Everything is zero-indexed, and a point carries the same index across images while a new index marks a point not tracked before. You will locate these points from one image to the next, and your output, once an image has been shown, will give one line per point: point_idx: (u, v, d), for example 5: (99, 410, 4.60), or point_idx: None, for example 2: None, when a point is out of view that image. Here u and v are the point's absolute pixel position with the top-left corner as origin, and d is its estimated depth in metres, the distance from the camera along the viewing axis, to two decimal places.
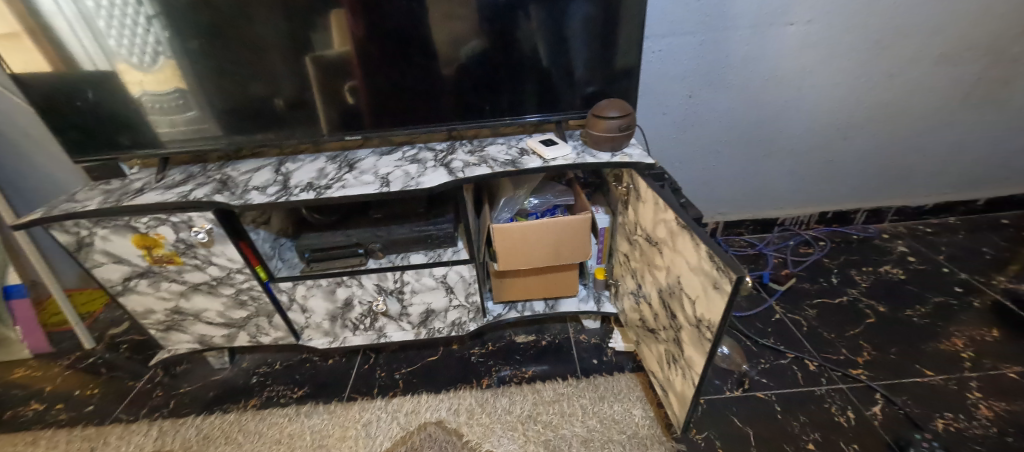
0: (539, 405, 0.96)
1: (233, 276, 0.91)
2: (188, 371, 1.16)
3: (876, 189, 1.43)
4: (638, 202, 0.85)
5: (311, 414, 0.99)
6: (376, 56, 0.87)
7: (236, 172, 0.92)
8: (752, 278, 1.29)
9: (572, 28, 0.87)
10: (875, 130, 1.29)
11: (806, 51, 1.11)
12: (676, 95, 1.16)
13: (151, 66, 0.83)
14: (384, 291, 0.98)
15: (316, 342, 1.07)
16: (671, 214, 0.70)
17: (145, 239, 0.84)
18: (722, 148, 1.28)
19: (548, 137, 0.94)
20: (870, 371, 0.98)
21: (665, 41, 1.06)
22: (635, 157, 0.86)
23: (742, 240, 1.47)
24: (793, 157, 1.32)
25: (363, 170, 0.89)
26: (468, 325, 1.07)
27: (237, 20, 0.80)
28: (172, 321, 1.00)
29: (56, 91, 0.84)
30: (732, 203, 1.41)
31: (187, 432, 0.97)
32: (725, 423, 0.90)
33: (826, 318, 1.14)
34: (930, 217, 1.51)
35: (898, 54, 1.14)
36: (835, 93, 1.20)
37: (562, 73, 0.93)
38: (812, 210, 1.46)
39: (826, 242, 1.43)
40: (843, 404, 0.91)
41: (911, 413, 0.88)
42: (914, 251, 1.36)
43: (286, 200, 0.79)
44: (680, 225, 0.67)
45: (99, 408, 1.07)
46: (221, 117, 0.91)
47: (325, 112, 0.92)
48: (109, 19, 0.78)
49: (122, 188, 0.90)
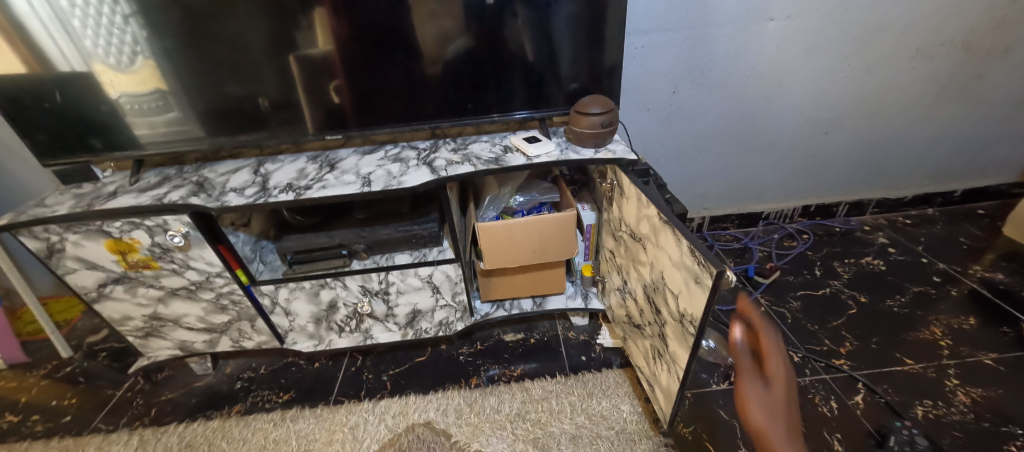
0: (528, 403, 0.96)
1: (212, 280, 0.89)
2: (169, 378, 1.13)
3: (857, 182, 1.46)
4: (622, 198, 0.85)
5: (297, 418, 0.98)
6: (359, 55, 0.85)
7: (213, 173, 0.90)
8: (737, 272, 1.31)
9: (556, 25, 0.87)
10: (855, 124, 1.31)
11: (786, 47, 1.12)
12: (660, 91, 1.16)
13: (129, 66, 0.81)
14: (369, 292, 0.97)
15: (301, 345, 1.05)
16: (654, 212, 0.71)
17: (119, 243, 0.81)
18: (707, 144, 1.29)
19: (532, 134, 0.93)
20: (852, 361, 0.99)
21: (648, 37, 1.06)
22: (619, 153, 0.86)
23: (728, 234, 1.49)
24: (776, 152, 1.33)
25: (344, 170, 0.88)
26: (456, 324, 1.06)
27: (214, 19, 0.78)
28: (151, 328, 0.98)
29: (23, 92, 0.81)
30: (718, 198, 1.43)
31: (169, 440, 0.95)
32: (712, 416, 0.90)
33: (810, 310, 1.15)
34: (910, 208, 1.54)
35: (876, 50, 1.16)
36: (815, 89, 1.21)
37: (547, 70, 0.92)
38: (795, 204, 1.47)
39: (810, 235, 1.45)
40: (827, 394, 0.93)
41: (891, 402, 0.89)
42: (894, 243, 1.39)
43: (265, 201, 0.78)
44: (662, 221, 0.68)
45: (77, 418, 1.04)
46: (201, 118, 0.88)
47: (309, 112, 0.91)
48: (85, 19, 0.76)
49: (94, 192, 0.87)
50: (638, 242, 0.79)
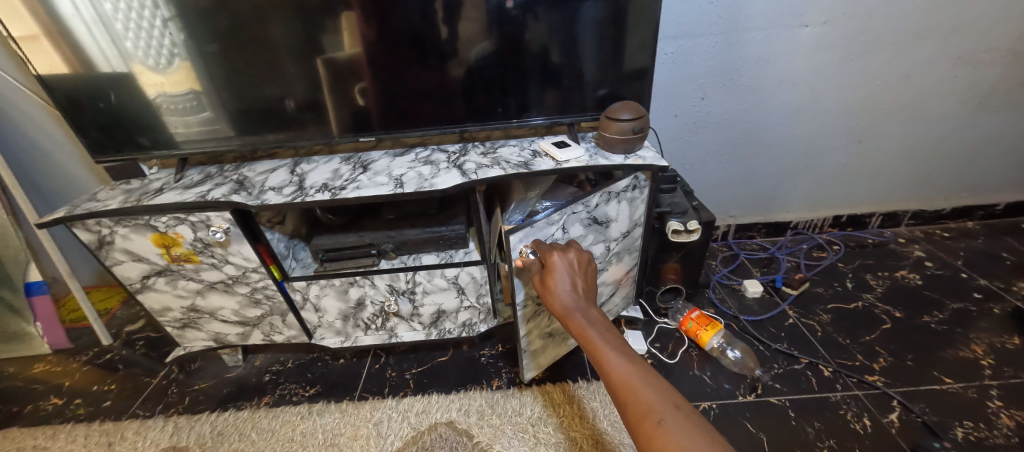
0: (549, 407, 0.96)
1: (248, 275, 0.92)
2: (202, 368, 1.18)
3: (894, 192, 1.41)
4: (618, 202, 0.88)
5: (323, 412, 1.00)
6: (387, 57, 0.88)
7: (252, 172, 0.93)
8: (764, 282, 1.28)
9: (582, 30, 0.87)
10: (893, 131, 1.26)
11: (820, 53, 1.10)
12: (689, 97, 1.15)
13: (167, 67, 0.85)
14: (396, 291, 0.99)
15: (328, 341, 1.08)
16: (578, 209, 0.82)
17: (164, 237, 0.85)
18: (734, 151, 1.27)
19: (560, 139, 0.94)
20: (886, 377, 0.96)
21: (678, 43, 1.06)
22: (649, 159, 0.86)
23: (754, 243, 1.46)
24: (805, 161, 1.31)
25: (377, 171, 0.90)
26: (479, 326, 1.07)
27: (252, 24, 0.82)
28: (188, 319, 1.02)
29: (78, 92, 0.86)
30: (745, 206, 1.40)
31: (202, 429, 0.99)
32: (738, 428, 0.88)
33: (840, 323, 1.12)
34: (948, 220, 1.48)
35: (915, 55, 1.12)
36: (850, 95, 1.18)
37: (573, 74, 0.93)
38: (825, 214, 1.44)
39: (840, 246, 1.41)
40: (859, 410, 0.90)
41: (928, 421, 0.86)
42: (931, 256, 1.34)
43: (302, 200, 0.81)
44: (564, 212, 0.80)
45: (116, 404, 1.09)
46: (234, 118, 0.92)
47: (337, 114, 0.94)
48: (126, 22, 0.80)
49: (141, 188, 0.92)
50: (585, 242, 0.88)
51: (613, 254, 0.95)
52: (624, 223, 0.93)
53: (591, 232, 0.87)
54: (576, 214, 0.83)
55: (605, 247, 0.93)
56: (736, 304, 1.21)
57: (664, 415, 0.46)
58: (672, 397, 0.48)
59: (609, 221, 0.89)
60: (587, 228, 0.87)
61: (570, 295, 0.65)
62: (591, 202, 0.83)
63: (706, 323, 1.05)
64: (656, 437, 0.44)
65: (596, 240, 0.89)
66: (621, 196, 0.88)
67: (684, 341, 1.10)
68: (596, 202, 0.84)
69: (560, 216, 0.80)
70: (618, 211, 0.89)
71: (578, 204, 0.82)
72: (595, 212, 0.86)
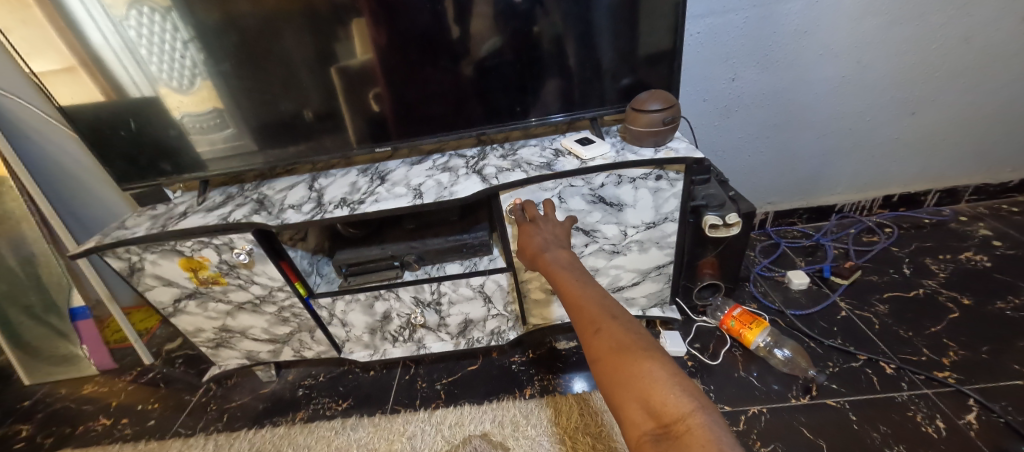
0: (586, 415, 0.92)
1: (275, 294, 0.92)
2: (239, 384, 1.20)
3: (954, 165, 1.28)
4: (631, 187, 0.83)
5: (356, 427, 0.99)
6: (398, 63, 0.85)
7: (271, 190, 0.93)
8: (811, 273, 1.20)
9: (600, 17, 0.81)
10: (952, 99, 1.15)
11: (866, 19, 1.00)
12: (720, 78, 1.08)
13: (189, 88, 0.84)
14: (421, 302, 0.97)
15: (357, 355, 1.07)
16: (578, 184, 0.82)
17: (191, 261, 0.86)
18: (772, 133, 1.18)
19: (583, 136, 0.89)
20: (958, 373, 0.87)
21: (705, 21, 0.99)
22: (681, 151, 0.81)
23: (796, 230, 1.37)
24: (852, 138, 1.20)
25: (394, 182, 0.87)
26: (508, 333, 1.04)
27: (264, 40, 0.80)
28: (221, 338, 1.03)
29: (102, 121, 0.87)
30: (785, 192, 1.31)
31: (241, 446, 1.00)
32: (794, 434, 0.81)
33: (900, 314, 1.03)
34: (1016, 194, 1.35)
35: (976, 13, 1.01)
36: (902, 62, 1.07)
37: (593, 65, 0.87)
38: (874, 195, 1.33)
39: (893, 229, 1.30)
40: (930, 411, 0.81)
41: (1013, 421, 0.77)
42: (999, 234, 1.21)
43: (321, 217, 0.79)
44: (561, 184, 0.81)
45: (160, 422, 1.11)
46: (255, 134, 0.91)
47: (354, 125, 0.92)
48: (150, 47, 0.79)
49: (167, 212, 0.92)
50: (588, 218, 0.87)
51: (632, 241, 0.91)
52: (646, 213, 0.87)
53: (597, 211, 0.86)
54: (575, 187, 0.82)
55: (621, 231, 0.90)
56: (781, 298, 1.14)
57: (601, 323, 0.44)
58: (615, 308, 0.46)
59: (623, 205, 0.86)
60: (592, 206, 0.85)
61: (547, 238, 0.67)
62: (594, 179, 0.82)
63: (750, 322, 0.98)
64: (590, 342, 0.43)
65: (605, 220, 0.87)
66: (638, 183, 0.83)
67: (726, 340, 1.04)
68: (601, 181, 0.82)
69: (555, 186, 0.81)
70: (634, 197, 0.85)
71: (578, 178, 0.81)
72: (602, 192, 0.84)
